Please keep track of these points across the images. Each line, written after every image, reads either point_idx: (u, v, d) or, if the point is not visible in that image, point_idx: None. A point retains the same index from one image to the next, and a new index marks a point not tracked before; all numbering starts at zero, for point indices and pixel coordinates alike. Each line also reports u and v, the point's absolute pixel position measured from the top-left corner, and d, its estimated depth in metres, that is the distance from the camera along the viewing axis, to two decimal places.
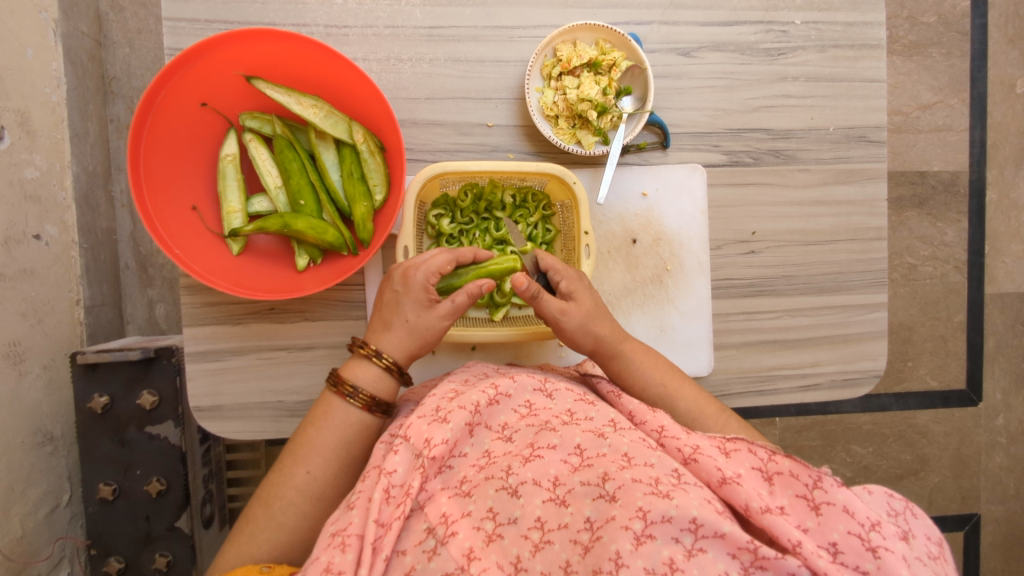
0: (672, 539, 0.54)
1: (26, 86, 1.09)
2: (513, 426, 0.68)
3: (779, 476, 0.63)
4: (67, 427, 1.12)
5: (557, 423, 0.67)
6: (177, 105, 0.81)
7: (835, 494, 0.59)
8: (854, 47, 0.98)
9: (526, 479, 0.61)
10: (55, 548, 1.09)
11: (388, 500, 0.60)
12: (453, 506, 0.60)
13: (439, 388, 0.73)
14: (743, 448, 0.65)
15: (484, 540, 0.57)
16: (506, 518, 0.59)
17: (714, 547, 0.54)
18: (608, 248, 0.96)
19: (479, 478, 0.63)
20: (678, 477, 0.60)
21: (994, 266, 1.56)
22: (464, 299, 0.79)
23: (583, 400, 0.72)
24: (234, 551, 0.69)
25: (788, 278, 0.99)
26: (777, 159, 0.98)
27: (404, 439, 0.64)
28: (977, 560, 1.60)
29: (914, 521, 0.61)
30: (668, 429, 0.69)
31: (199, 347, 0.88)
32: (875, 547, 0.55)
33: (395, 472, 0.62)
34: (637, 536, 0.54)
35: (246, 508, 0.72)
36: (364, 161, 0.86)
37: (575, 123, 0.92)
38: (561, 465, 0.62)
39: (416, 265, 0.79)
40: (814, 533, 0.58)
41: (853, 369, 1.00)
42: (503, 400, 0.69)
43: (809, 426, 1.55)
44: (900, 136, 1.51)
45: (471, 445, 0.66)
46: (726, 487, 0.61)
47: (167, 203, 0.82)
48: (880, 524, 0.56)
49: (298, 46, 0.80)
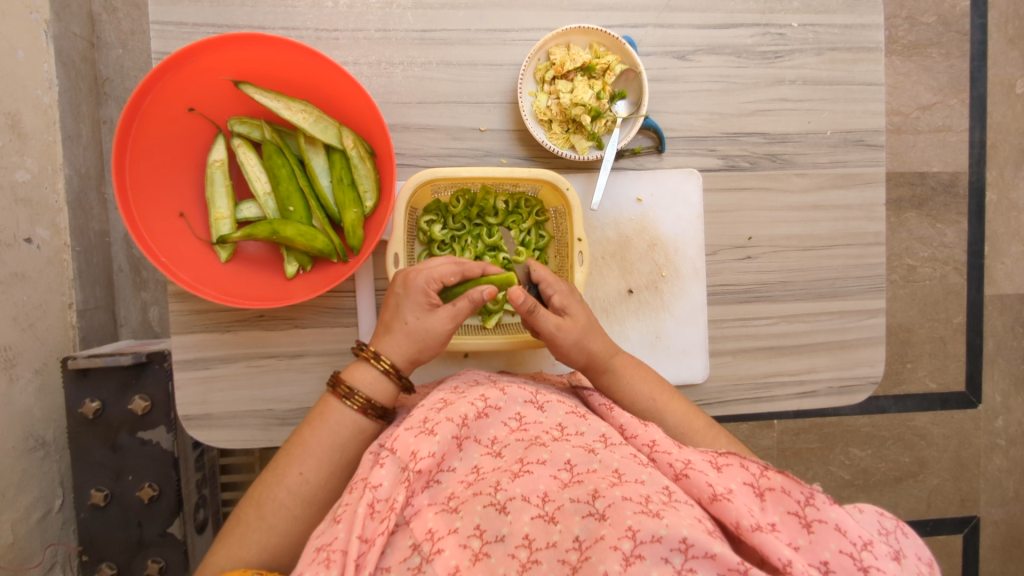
0: (661, 559, 0.53)
1: (17, 88, 1.07)
2: (503, 440, 0.67)
3: (771, 492, 0.61)
4: (60, 432, 1.11)
5: (547, 438, 0.66)
6: (163, 111, 0.79)
7: (827, 512, 0.58)
8: (852, 49, 0.96)
9: (514, 495, 0.60)
10: (46, 555, 1.07)
11: (373, 515, 0.59)
12: (439, 522, 0.59)
13: (427, 399, 0.72)
14: (734, 463, 0.65)
15: (470, 559, 0.56)
16: (493, 536, 0.58)
17: (705, 568, 0.52)
18: (602, 254, 0.95)
19: (467, 494, 0.61)
20: (669, 494, 0.59)
21: (993, 268, 1.55)
22: (466, 306, 0.77)
23: (574, 413, 0.71)
24: (222, 554, 0.66)
25: (785, 284, 0.98)
26: (774, 163, 0.97)
27: (390, 452, 0.64)
28: (975, 563, 1.59)
29: (904, 541, 0.61)
30: (659, 444, 0.68)
31: (188, 355, 0.87)
32: (866, 566, 0.54)
33: (380, 486, 0.61)
34: (627, 557, 0.53)
35: (235, 511, 0.70)
36: (354, 166, 0.85)
37: (569, 128, 0.90)
38: (551, 481, 0.61)
39: (416, 270, 0.78)
40: (806, 551, 0.57)
41: (850, 375, 0.99)
42: (492, 413, 0.69)
43: (807, 429, 1.54)
44: (900, 137, 1.50)
45: (460, 459, 0.66)
46: (716, 504, 0.60)
47: (153, 210, 0.81)
48: (871, 544, 0.56)
49: (284, 50, 0.78)
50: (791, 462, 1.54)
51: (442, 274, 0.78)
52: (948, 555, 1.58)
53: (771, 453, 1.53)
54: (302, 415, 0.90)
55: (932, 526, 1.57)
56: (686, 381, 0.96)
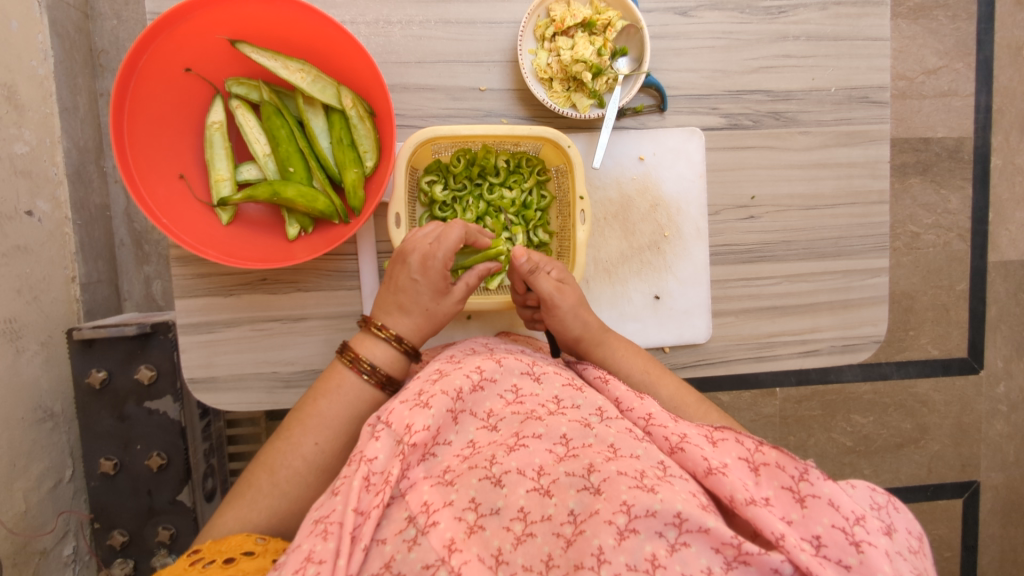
0: (656, 534, 0.54)
1: (12, 59, 1.06)
2: (499, 413, 0.67)
3: (766, 467, 0.62)
4: (68, 404, 1.12)
5: (543, 412, 0.66)
6: (160, 70, 0.79)
7: (821, 487, 0.59)
8: (857, 4, 0.95)
9: (510, 468, 0.60)
10: (59, 522, 1.09)
11: (369, 488, 0.59)
12: (435, 495, 0.59)
13: (424, 369, 0.72)
14: (730, 438, 0.65)
15: (465, 532, 0.56)
16: (488, 509, 0.58)
17: (698, 542, 0.54)
18: (603, 215, 0.95)
19: (463, 467, 0.61)
20: (663, 469, 0.60)
21: (997, 234, 1.54)
22: (475, 280, 0.81)
23: (571, 386, 0.71)
24: (231, 515, 0.68)
25: (788, 243, 0.98)
26: (777, 122, 0.96)
27: (386, 425, 0.63)
28: (975, 526, 1.61)
29: (896, 516, 0.60)
30: (655, 416, 0.69)
31: (193, 320, 0.88)
32: (858, 541, 0.54)
33: (375, 459, 0.61)
34: (620, 531, 0.54)
35: (245, 472, 0.71)
36: (354, 126, 0.85)
37: (570, 87, 0.89)
38: (546, 454, 0.62)
39: (431, 249, 0.77)
40: (799, 525, 0.57)
41: (853, 335, 0.99)
42: (488, 385, 0.69)
43: (809, 396, 1.55)
44: (904, 102, 1.47)
45: (455, 433, 0.65)
46: (711, 478, 0.60)
47: (152, 172, 0.81)
48: (863, 519, 0.56)
49: (280, 7, 0.78)
50: (793, 429, 1.55)
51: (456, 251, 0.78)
52: (947, 519, 1.60)
53: (774, 421, 1.54)
54: (307, 377, 0.91)
55: (931, 490, 1.59)
56: (688, 341, 0.97)
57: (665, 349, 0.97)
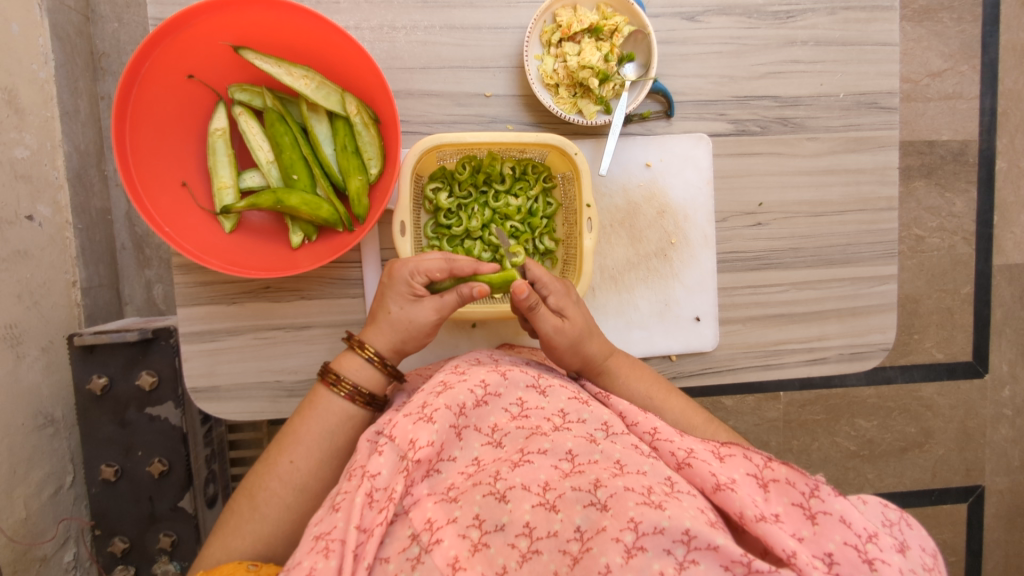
0: (664, 551, 0.53)
1: (13, 62, 1.05)
2: (504, 428, 0.66)
3: (776, 483, 0.62)
4: (68, 409, 1.11)
5: (548, 427, 0.66)
6: (163, 76, 0.78)
7: (832, 503, 0.57)
8: (866, 8, 0.94)
9: (514, 484, 0.59)
10: (60, 529, 1.08)
11: (372, 504, 0.59)
12: (439, 512, 0.58)
13: (428, 382, 0.70)
14: (737, 454, 0.65)
15: (470, 549, 0.55)
16: (492, 525, 0.57)
17: (707, 559, 0.52)
18: (610, 222, 0.94)
19: (467, 484, 0.61)
20: (671, 485, 0.59)
21: (1001, 238, 1.53)
22: (454, 299, 0.75)
23: (577, 399, 0.70)
24: (217, 545, 0.67)
25: (796, 250, 0.97)
26: (786, 127, 0.95)
27: (389, 439, 0.62)
28: (980, 531, 1.60)
29: (908, 532, 0.59)
30: (661, 431, 0.68)
31: (195, 328, 0.87)
32: (871, 559, 0.53)
33: (378, 475, 0.60)
34: (628, 549, 0.53)
35: (231, 500, 0.71)
36: (358, 133, 0.84)
37: (577, 92, 0.88)
38: (552, 471, 0.61)
39: (403, 262, 0.76)
40: (810, 542, 0.56)
41: (861, 342, 0.98)
42: (492, 400, 0.68)
43: (813, 400, 1.54)
44: (909, 104, 1.45)
45: (460, 449, 0.65)
46: (720, 493, 0.59)
47: (154, 180, 0.80)
48: (877, 536, 0.55)
49: (285, 13, 0.77)
50: (797, 433, 1.54)
51: (427, 266, 0.75)
52: (952, 524, 1.59)
53: (777, 425, 1.53)
54: (310, 386, 0.90)
55: (936, 495, 1.58)
56: (695, 349, 0.96)
57: (672, 357, 0.96)
